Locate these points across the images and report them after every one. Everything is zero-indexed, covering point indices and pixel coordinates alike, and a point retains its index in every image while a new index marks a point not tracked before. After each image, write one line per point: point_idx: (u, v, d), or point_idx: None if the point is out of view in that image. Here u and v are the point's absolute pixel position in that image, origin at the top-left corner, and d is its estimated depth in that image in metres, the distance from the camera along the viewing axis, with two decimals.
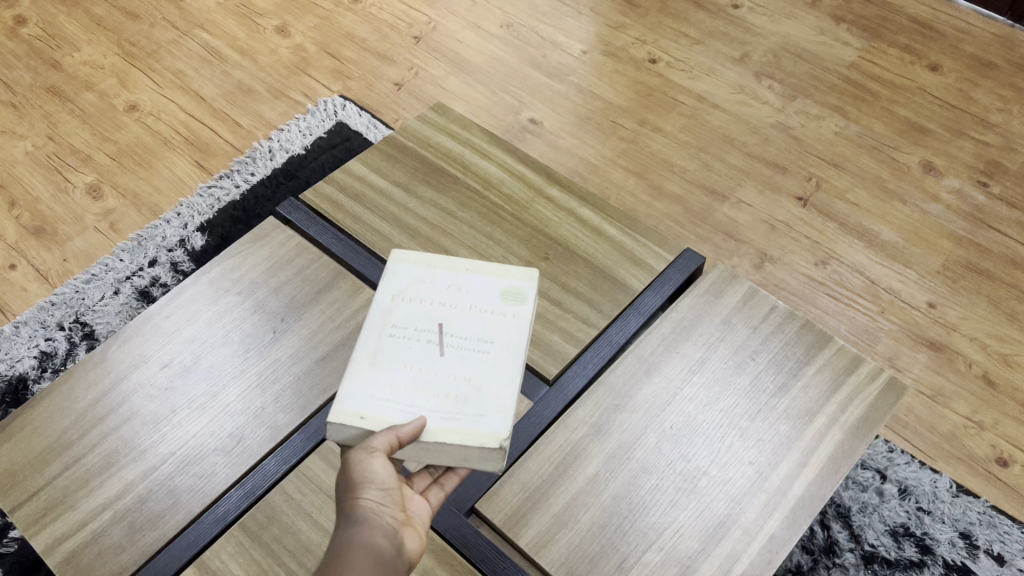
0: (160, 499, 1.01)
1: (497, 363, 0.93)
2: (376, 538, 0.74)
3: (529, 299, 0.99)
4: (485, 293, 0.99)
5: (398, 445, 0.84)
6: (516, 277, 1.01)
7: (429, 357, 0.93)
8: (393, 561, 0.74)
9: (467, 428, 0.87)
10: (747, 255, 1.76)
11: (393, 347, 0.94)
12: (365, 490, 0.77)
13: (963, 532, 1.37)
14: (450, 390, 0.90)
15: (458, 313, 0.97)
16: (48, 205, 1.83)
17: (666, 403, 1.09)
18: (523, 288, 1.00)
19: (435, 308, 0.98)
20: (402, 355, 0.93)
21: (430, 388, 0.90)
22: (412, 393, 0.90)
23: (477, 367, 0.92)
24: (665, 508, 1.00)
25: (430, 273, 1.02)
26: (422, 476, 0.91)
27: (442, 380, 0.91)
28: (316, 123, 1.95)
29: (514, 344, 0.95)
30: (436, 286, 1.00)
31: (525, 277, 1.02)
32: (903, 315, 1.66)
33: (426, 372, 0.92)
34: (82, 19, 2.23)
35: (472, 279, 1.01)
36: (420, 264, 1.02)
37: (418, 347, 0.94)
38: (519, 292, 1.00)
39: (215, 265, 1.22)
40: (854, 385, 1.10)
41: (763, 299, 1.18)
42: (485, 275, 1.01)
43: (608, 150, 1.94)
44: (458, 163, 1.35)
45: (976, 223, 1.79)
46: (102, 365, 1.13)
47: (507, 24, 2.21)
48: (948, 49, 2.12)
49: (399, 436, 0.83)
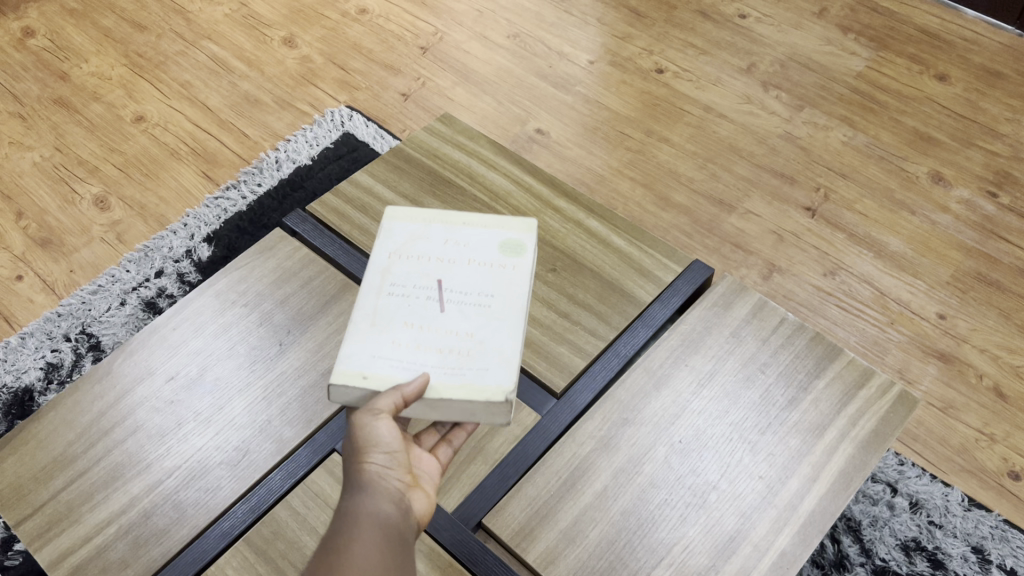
0: (165, 514, 1.00)
1: (498, 314, 0.92)
2: (383, 498, 0.73)
3: (528, 249, 0.99)
4: (483, 247, 0.99)
5: (404, 404, 0.82)
6: (514, 229, 1.01)
7: (430, 312, 0.92)
8: (401, 526, 0.73)
9: (471, 381, 0.86)
10: (755, 266, 1.75)
11: (392, 305, 0.93)
12: (369, 453, 0.76)
13: (976, 547, 1.36)
14: (453, 344, 0.89)
15: (457, 268, 0.97)
16: (55, 216, 1.83)
17: (675, 417, 1.08)
18: (522, 238, 1.00)
19: (433, 265, 0.97)
20: (402, 313, 0.92)
21: (433, 344, 0.89)
22: (414, 349, 0.89)
23: (479, 321, 0.91)
24: (674, 523, 0.99)
25: (427, 232, 1.01)
26: (429, 433, 0.91)
27: (444, 334, 0.90)
28: (323, 133, 1.95)
29: (514, 298, 0.94)
30: (433, 245, 1.00)
31: (524, 229, 1.01)
32: (913, 325, 1.65)
33: (428, 326, 0.91)
34: (90, 30, 2.24)
35: (469, 236, 1.00)
36: (417, 223, 1.02)
37: (418, 304, 0.93)
38: (517, 244, 1.00)
39: (221, 277, 1.22)
40: (865, 398, 1.09)
41: (772, 311, 1.18)
42: (483, 232, 1.01)
43: (615, 160, 1.94)
44: (466, 175, 1.35)
45: (986, 234, 1.78)
46: (108, 378, 1.12)
47: (514, 35, 2.21)
48: (956, 59, 2.11)
49: (404, 395, 0.82)
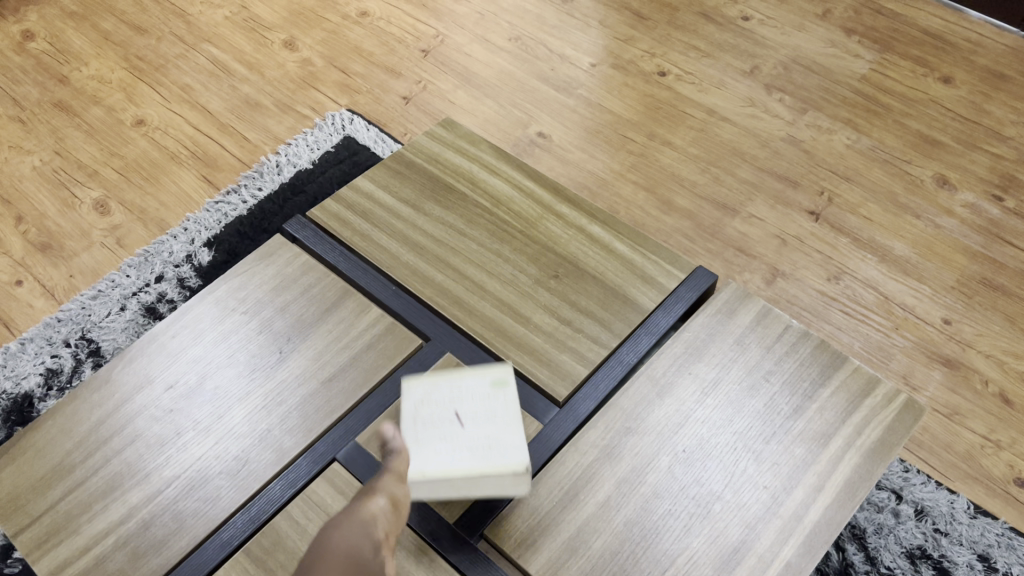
0: (164, 524, 0.99)
1: (516, 429, 0.94)
2: (366, 531, 0.70)
3: (511, 375, 0.98)
4: (489, 366, 0.98)
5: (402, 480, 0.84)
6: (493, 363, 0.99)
7: (452, 433, 0.94)
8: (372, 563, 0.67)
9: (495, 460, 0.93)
10: (758, 270, 1.73)
11: (419, 442, 0.93)
12: (376, 495, 0.78)
13: (982, 555, 1.34)
14: (480, 452, 0.93)
15: (470, 387, 0.97)
16: (55, 220, 1.82)
17: (679, 426, 1.07)
18: (504, 368, 0.98)
19: (436, 410, 0.95)
20: (427, 439, 0.93)
21: (461, 462, 0.92)
22: (453, 465, 0.92)
23: (499, 435, 0.94)
24: (678, 534, 0.98)
25: (439, 357, 0.99)
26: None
27: (471, 452, 0.93)
28: (324, 137, 1.94)
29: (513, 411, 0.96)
30: (444, 366, 0.98)
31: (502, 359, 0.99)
32: (917, 331, 1.63)
33: (453, 448, 0.93)
34: (90, 34, 2.23)
35: (458, 382, 0.97)
36: (427, 352, 0.99)
37: (440, 432, 0.93)
38: (502, 371, 0.98)
39: (221, 284, 1.21)
40: (871, 407, 1.08)
41: (777, 318, 1.16)
42: (466, 374, 0.98)
43: (617, 164, 1.92)
44: (467, 180, 1.34)
45: (991, 238, 1.76)
46: (107, 386, 1.11)
47: (515, 37, 2.20)
48: (961, 61, 2.10)
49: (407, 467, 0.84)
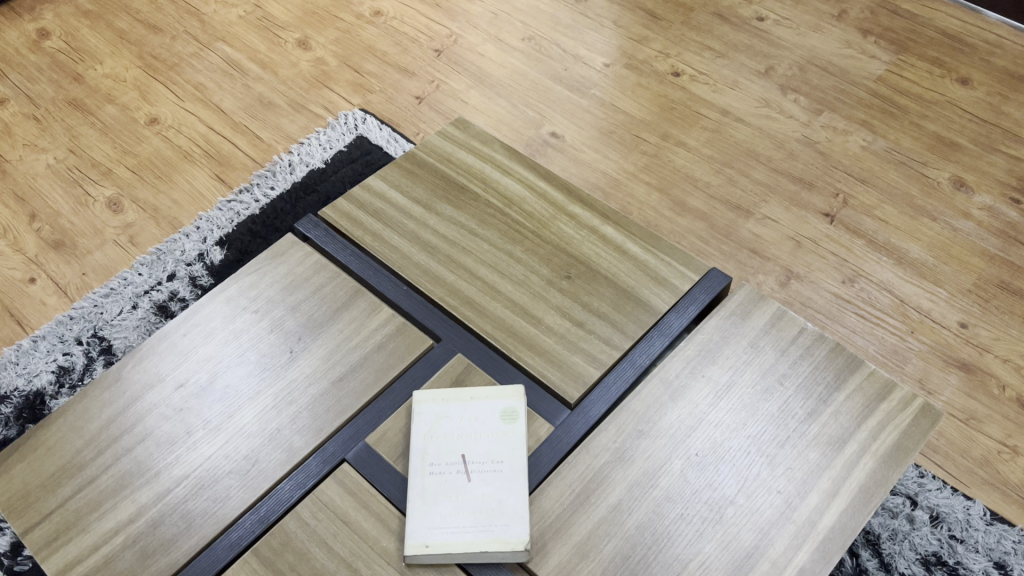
0: (173, 524, 0.99)
1: (516, 481, 1.01)
2: None
3: (521, 415, 1.07)
4: (489, 415, 1.07)
5: None
6: (506, 396, 1.08)
7: (460, 487, 1.02)
8: None
9: (500, 536, 0.96)
10: (772, 273, 1.72)
11: (432, 485, 1.01)
12: None
13: (998, 563, 1.32)
14: (484, 508, 0.99)
15: (474, 438, 1.05)
16: (69, 218, 1.83)
17: (692, 429, 1.06)
18: (515, 405, 1.07)
19: (454, 442, 1.05)
20: (438, 491, 1.01)
21: (469, 509, 0.99)
22: (457, 516, 0.99)
23: (500, 487, 1.01)
24: (691, 538, 0.97)
25: (446, 407, 1.08)
26: None
27: (476, 503, 1.00)
28: (337, 136, 1.94)
29: (520, 460, 1.03)
30: (451, 418, 1.07)
31: (513, 393, 1.08)
32: (934, 334, 1.61)
33: (460, 501, 1.00)
34: (105, 32, 2.24)
35: (474, 409, 1.08)
36: (436, 399, 1.08)
37: (451, 479, 1.02)
38: (512, 411, 1.07)
39: (232, 283, 1.21)
40: (886, 411, 1.07)
41: (792, 321, 1.15)
42: (483, 401, 1.08)
43: (631, 164, 1.91)
44: (479, 180, 1.33)
45: (1009, 241, 1.74)
46: (119, 384, 1.11)
47: (529, 37, 2.19)
48: (979, 63, 2.08)
49: None
